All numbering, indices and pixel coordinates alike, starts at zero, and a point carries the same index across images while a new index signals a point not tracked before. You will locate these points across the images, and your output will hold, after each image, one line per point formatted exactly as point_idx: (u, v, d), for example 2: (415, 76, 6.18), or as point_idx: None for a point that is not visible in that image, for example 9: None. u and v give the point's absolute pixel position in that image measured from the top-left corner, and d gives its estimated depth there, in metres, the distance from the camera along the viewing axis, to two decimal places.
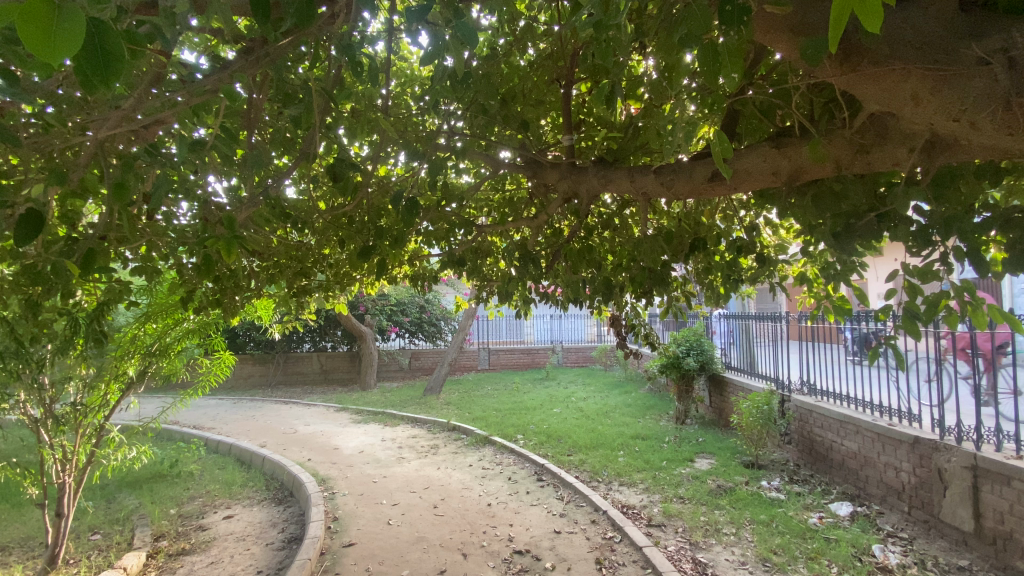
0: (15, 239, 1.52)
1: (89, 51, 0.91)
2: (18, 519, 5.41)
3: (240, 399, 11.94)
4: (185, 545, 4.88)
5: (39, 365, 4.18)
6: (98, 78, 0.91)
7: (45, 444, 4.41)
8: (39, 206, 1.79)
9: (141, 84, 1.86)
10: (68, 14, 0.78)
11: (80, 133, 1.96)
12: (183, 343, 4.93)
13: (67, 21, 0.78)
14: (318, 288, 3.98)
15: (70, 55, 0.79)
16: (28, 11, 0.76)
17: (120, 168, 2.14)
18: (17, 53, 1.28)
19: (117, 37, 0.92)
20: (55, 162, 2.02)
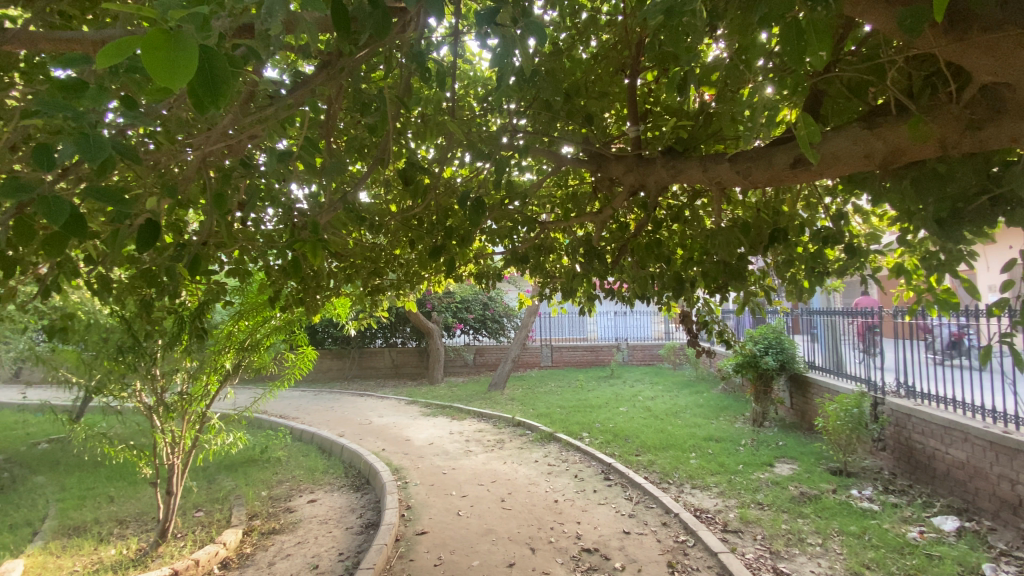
0: (138, 246, 1.71)
1: (202, 77, 1.00)
2: (135, 496, 6.11)
3: (320, 391, 12.74)
4: (275, 525, 5.27)
5: (152, 359, 4.69)
6: (208, 98, 1.00)
7: (158, 430, 4.92)
8: (155, 216, 2.01)
9: (237, 102, 2.03)
10: (184, 43, 0.87)
11: (183, 150, 2.17)
12: (271, 339, 5.35)
13: (182, 47, 0.87)
14: (390, 288, 4.17)
15: (186, 81, 0.87)
16: (152, 43, 0.85)
17: (220, 179, 2.35)
18: (138, 82, 1.44)
19: (223, 61, 1.01)
20: (166, 177, 2.25)
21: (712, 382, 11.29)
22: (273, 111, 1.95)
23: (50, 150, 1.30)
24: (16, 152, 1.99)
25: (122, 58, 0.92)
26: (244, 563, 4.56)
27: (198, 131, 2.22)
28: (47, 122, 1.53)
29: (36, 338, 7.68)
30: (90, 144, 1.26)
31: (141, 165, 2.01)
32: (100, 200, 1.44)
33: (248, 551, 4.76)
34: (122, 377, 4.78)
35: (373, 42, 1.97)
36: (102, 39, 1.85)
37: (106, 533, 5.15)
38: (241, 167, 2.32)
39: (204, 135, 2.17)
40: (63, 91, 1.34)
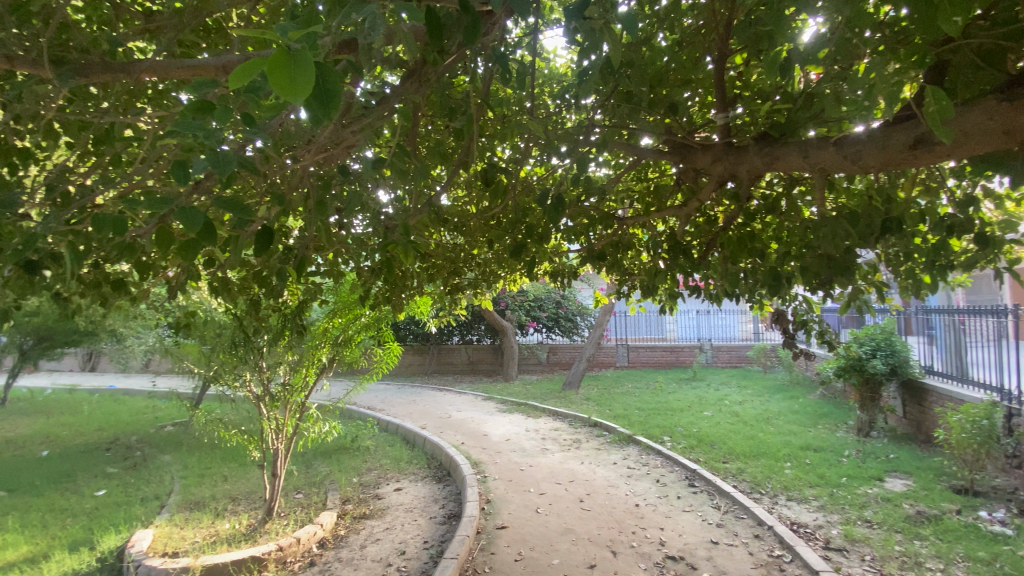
0: (257, 251, 1.88)
1: (318, 91, 1.08)
2: (244, 476, 6.77)
3: (401, 386, 13.37)
4: (366, 510, 5.61)
5: (259, 352, 5.17)
6: (323, 111, 1.08)
7: (265, 417, 5.39)
8: (267, 222, 2.20)
9: (336, 115, 2.18)
10: (301, 62, 0.94)
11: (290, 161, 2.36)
12: (361, 335, 5.69)
13: (302, 66, 0.94)
14: (470, 287, 4.27)
15: (306, 97, 0.94)
16: (276, 64, 0.93)
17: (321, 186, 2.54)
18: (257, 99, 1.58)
19: (334, 75, 1.08)
20: (275, 186, 2.47)
21: (808, 387, 10.42)
22: (368, 121, 2.07)
23: (187, 164, 1.44)
24: (154, 169, 2.29)
25: (252, 79, 1.01)
26: (340, 543, 4.89)
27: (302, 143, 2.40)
28: (182, 140, 1.72)
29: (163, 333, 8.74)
30: (219, 159, 1.39)
31: (257, 176, 2.22)
32: (227, 210, 1.59)
33: (342, 532, 5.10)
34: (235, 368, 5.32)
35: (459, 47, 2.02)
36: (222, 64, 2.06)
37: (221, 509, 5.75)
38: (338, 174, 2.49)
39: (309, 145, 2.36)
40: (197, 112, 1.50)
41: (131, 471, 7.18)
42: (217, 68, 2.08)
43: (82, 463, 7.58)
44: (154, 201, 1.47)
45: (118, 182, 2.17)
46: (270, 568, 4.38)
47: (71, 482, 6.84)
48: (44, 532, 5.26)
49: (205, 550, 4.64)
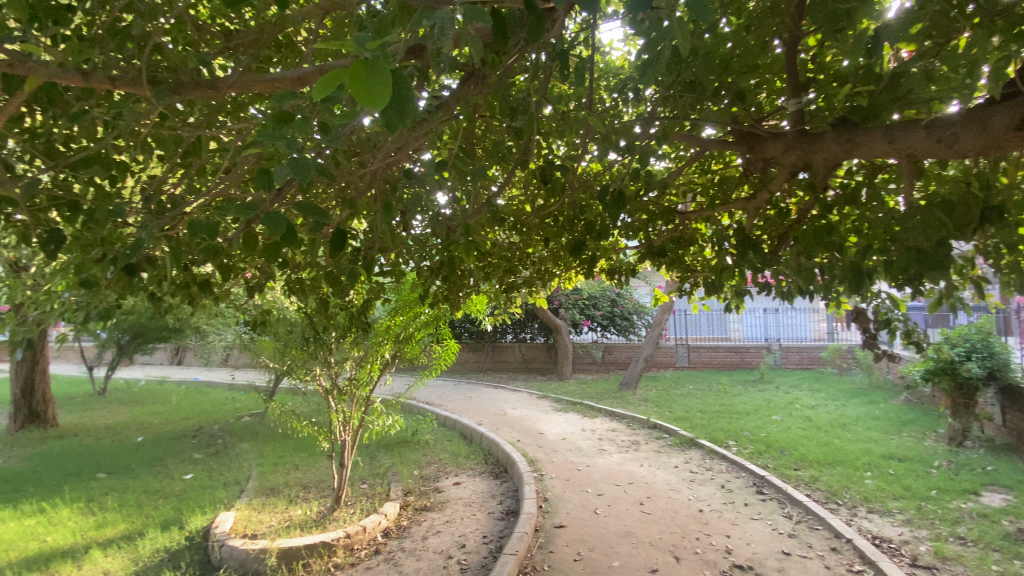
0: (332, 253, 1.98)
1: (394, 99, 1.13)
2: (313, 465, 7.15)
3: (457, 383, 13.63)
4: (427, 502, 5.77)
5: (327, 348, 5.45)
6: (398, 117, 1.12)
7: (333, 409, 5.67)
8: (338, 225, 2.31)
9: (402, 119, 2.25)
10: (380, 72, 0.98)
11: (357, 166, 2.46)
12: (421, 333, 5.86)
13: (380, 74, 0.98)
14: (526, 286, 4.28)
15: (384, 104, 0.98)
16: (356, 75, 0.97)
17: (386, 189, 2.63)
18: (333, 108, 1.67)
19: (409, 81, 1.12)
20: (344, 191, 2.59)
21: (890, 392, 9.64)
22: (431, 124, 2.13)
23: (270, 172, 1.53)
24: (236, 178, 2.46)
25: (333, 89, 1.07)
26: (403, 533, 5.06)
27: (369, 147, 2.50)
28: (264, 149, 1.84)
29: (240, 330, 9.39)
30: (298, 165, 1.46)
31: (328, 182, 2.33)
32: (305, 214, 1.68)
33: (405, 523, 5.27)
34: (306, 363, 5.63)
35: (521, 47, 2.05)
36: (297, 76, 2.19)
37: (294, 495, 6.11)
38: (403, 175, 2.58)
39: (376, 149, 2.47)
40: (278, 122, 1.59)
41: (214, 457, 7.78)
42: (293, 80, 2.21)
43: (173, 449, 8.30)
44: (241, 206, 1.58)
45: (206, 191, 2.36)
46: (339, 554, 4.60)
47: (163, 465, 7.50)
48: (142, 510, 5.80)
49: (280, 534, 4.95)
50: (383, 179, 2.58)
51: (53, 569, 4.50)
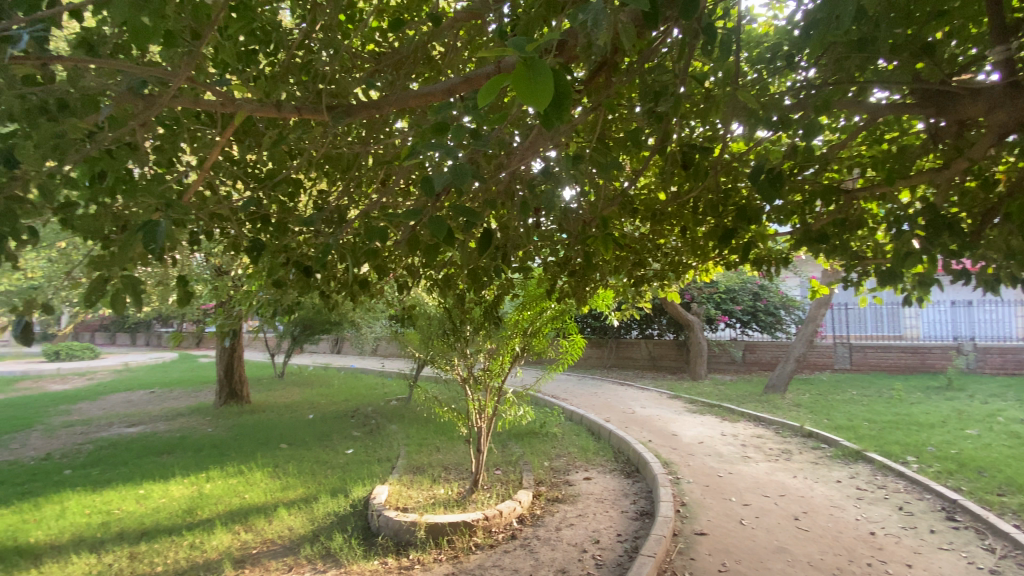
0: (480, 251, 2.08)
1: (552, 95, 1.15)
2: (451, 450, 7.67)
3: (585, 378, 13.58)
4: (559, 494, 5.86)
5: (464, 340, 5.80)
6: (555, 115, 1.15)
7: (470, 397, 6.02)
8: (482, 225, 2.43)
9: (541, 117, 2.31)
10: (540, 69, 1.01)
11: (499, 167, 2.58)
12: (548, 327, 5.96)
13: (540, 75, 1.01)
14: (659, 279, 4.10)
15: (546, 102, 1.01)
16: (519, 76, 1.01)
17: (524, 188, 2.72)
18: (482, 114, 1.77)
19: (565, 77, 1.14)
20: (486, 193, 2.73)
21: None
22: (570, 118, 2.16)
23: (429, 178, 1.65)
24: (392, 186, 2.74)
25: (496, 93, 1.12)
26: (537, 522, 5.20)
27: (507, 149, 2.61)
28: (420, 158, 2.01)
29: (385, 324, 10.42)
30: (457, 171, 1.55)
31: (473, 186, 2.48)
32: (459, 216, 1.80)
33: (539, 512, 5.41)
34: (445, 354, 6.04)
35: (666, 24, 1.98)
36: (447, 88, 2.37)
37: (437, 475, 6.63)
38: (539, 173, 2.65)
39: (515, 149, 2.56)
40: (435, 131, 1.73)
41: (368, 436, 8.76)
42: (445, 91, 2.39)
43: (336, 426, 9.52)
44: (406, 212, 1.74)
45: (370, 201, 2.65)
46: (479, 534, 4.87)
47: (330, 440, 8.64)
48: (315, 478, 6.74)
49: (427, 509, 5.42)
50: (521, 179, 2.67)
51: (255, 520, 5.47)
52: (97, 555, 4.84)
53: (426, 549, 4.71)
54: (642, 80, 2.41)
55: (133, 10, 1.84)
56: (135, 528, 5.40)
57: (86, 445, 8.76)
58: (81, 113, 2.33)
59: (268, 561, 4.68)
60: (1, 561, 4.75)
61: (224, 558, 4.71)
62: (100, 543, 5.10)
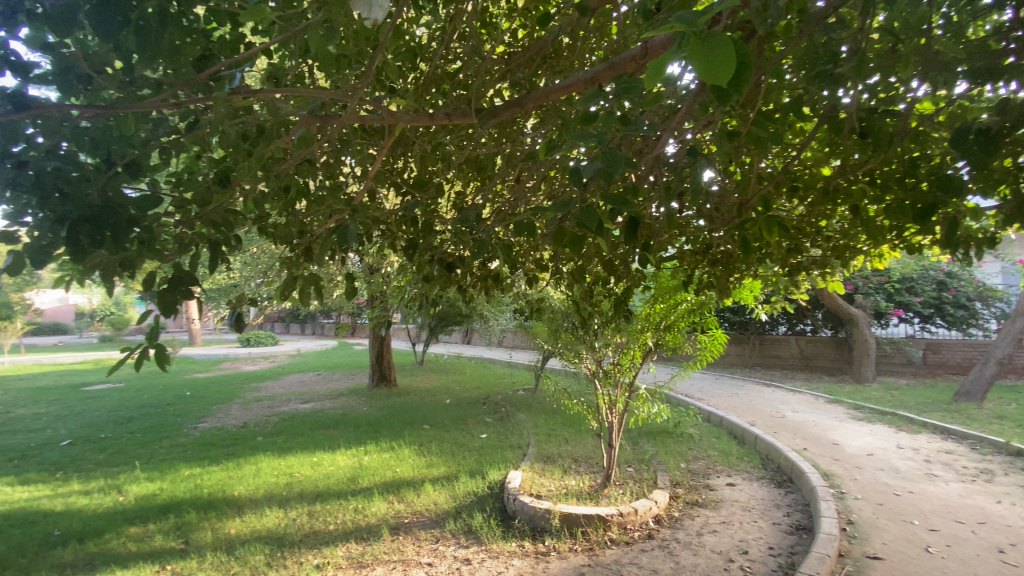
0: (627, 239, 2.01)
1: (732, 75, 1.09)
2: (581, 443, 7.66)
3: (722, 377, 12.60)
4: (698, 498, 5.54)
5: (594, 334, 5.69)
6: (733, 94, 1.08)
7: (600, 391, 5.91)
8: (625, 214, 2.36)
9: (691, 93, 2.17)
10: (717, 42, 0.94)
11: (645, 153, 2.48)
12: (684, 322, 5.62)
13: (717, 48, 0.94)
14: (815, 266, 3.64)
15: (726, 78, 0.94)
16: (692, 55, 0.96)
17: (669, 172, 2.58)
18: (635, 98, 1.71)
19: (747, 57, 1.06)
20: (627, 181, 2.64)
21: None
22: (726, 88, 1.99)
23: (580, 169, 1.64)
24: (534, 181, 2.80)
25: (666, 73, 1.08)
26: (675, 524, 4.97)
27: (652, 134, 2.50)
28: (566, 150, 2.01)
29: (513, 317, 10.73)
30: (611, 159, 1.51)
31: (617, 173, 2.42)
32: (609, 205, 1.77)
33: (677, 515, 5.17)
34: (574, 347, 5.99)
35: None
36: (591, 76, 2.35)
37: (568, 466, 6.68)
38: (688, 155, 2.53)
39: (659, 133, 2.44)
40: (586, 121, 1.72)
41: (500, 423, 9.17)
42: (588, 79, 2.37)
43: (470, 412, 10.12)
44: (556, 204, 1.72)
45: (513, 196, 2.74)
46: (614, 530, 4.81)
47: (465, 424, 9.22)
48: (455, 459, 7.23)
49: (560, 499, 5.49)
50: (664, 166, 2.57)
51: (406, 492, 6.05)
52: (284, 510, 5.76)
53: (562, 538, 4.78)
54: (810, 41, 2.12)
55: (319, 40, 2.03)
56: (311, 490, 6.31)
57: (273, 417, 10.44)
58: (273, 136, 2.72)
59: (418, 531, 5.14)
60: (219, 507, 5.88)
61: (382, 524, 5.29)
62: (286, 500, 6.05)
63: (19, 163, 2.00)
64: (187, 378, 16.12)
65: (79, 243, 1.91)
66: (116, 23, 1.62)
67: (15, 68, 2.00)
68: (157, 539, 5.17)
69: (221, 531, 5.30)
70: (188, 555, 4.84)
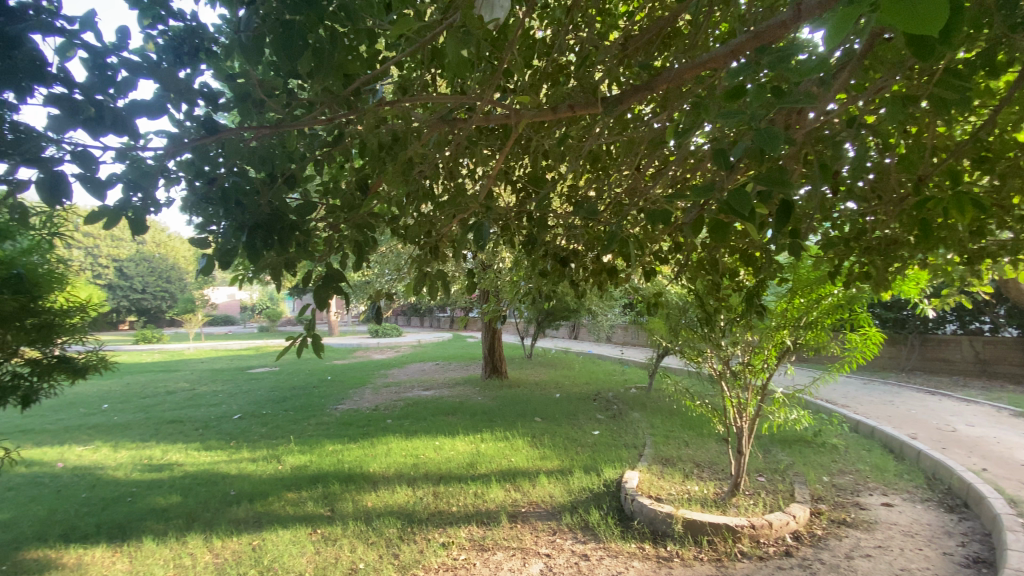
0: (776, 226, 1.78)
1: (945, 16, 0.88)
2: (703, 447, 7.21)
3: (872, 382, 11.05)
4: (846, 516, 4.92)
5: (721, 330, 5.25)
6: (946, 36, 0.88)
7: (727, 394, 5.45)
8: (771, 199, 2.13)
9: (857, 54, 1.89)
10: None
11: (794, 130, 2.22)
12: (829, 319, 5.01)
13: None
14: (1005, 251, 3.07)
15: (937, 25, 0.77)
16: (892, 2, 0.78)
17: (823, 149, 2.29)
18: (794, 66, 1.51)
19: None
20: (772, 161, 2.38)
21: None
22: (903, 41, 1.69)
23: (725, 150, 1.52)
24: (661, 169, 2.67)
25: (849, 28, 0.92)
26: (818, 544, 4.47)
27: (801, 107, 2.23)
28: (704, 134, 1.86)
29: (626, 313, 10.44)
30: (766, 136, 1.39)
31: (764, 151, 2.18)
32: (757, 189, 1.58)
33: (820, 533, 4.64)
34: (698, 344, 5.60)
35: None
36: (731, 50, 2.16)
37: (689, 470, 6.33)
38: (846, 128, 2.24)
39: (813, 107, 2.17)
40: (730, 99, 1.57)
41: (613, 420, 8.99)
42: (728, 53, 2.18)
43: (582, 407, 10.06)
44: (696, 190, 1.59)
45: (639, 183, 2.62)
46: (745, 542, 4.46)
47: (578, 419, 9.19)
48: (569, 453, 7.24)
49: (683, 504, 5.23)
50: (814, 143, 2.28)
51: (522, 481, 6.21)
52: (413, 488, 6.23)
53: (685, 545, 4.55)
54: None
55: (460, 43, 2.08)
56: (435, 471, 6.76)
57: (399, 401, 11.34)
58: (407, 142, 2.91)
59: (535, 521, 5.24)
60: (358, 481, 6.54)
61: (501, 510, 5.48)
62: (414, 479, 6.54)
63: (208, 181, 2.38)
64: (327, 364, 18.12)
65: (254, 245, 2.21)
66: (300, 45, 1.64)
67: (207, 98, 2.41)
68: (309, 505, 5.90)
69: (360, 503, 5.88)
70: (334, 522, 5.45)
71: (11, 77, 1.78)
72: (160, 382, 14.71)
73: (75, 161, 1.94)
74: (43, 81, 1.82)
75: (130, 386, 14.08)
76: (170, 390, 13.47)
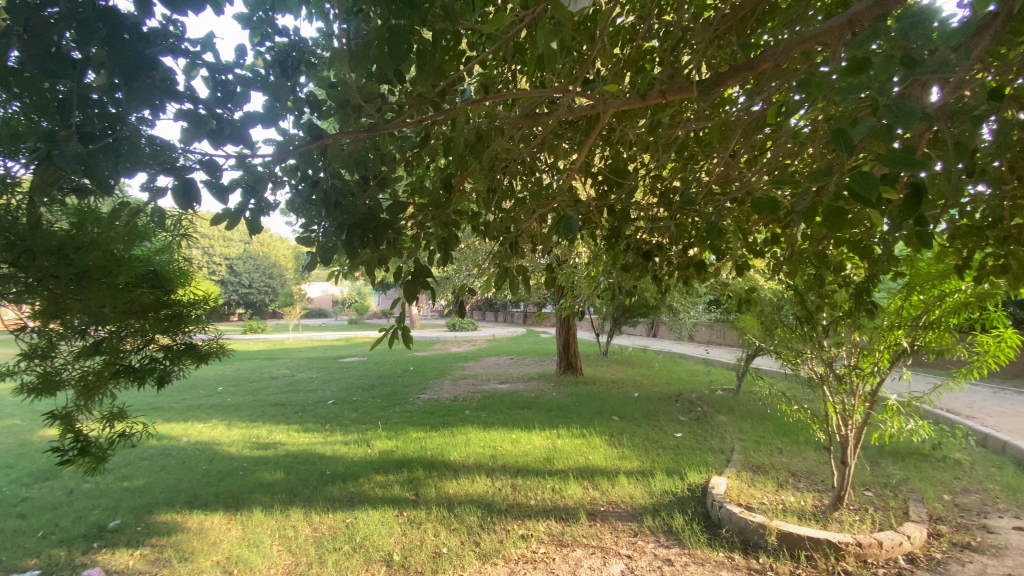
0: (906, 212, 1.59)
1: None
2: (799, 456, 6.67)
3: (1005, 391, 9.64)
4: (971, 540, 4.35)
5: (823, 330, 4.77)
6: None
7: (830, 399, 4.98)
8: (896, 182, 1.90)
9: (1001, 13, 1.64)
10: None
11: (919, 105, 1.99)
12: (955, 318, 4.42)
13: None
14: None
15: None
16: None
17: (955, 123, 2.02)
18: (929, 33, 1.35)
19: None
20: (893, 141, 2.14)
21: None
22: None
23: (845, 129, 1.39)
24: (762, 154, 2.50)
25: None
26: (938, 568, 3.99)
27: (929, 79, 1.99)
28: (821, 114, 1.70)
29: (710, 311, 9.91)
30: (900, 110, 1.27)
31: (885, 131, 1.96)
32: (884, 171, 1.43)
33: (940, 557, 4.13)
34: (796, 345, 5.13)
35: None
36: (847, 20, 1.98)
37: (783, 480, 5.89)
38: (983, 99, 1.98)
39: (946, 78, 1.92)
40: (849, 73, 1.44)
41: (696, 423, 8.59)
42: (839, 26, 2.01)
43: (663, 407, 9.72)
44: (811, 174, 1.47)
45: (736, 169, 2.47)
46: (850, 561, 4.09)
47: (658, 420, 8.90)
48: (649, 454, 7.03)
49: (777, 515, 4.88)
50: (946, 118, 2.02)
51: (600, 479, 6.13)
52: (491, 478, 6.38)
53: (780, 559, 4.25)
54: None
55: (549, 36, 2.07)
56: (513, 464, 6.87)
57: (477, 394, 11.63)
58: (490, 138, 2.97)
59: (615, 522, 5.14)
60: (440, 468, 6.81)
61: (580, 507, 5.45)
62: (493, 470, 6.69)
63: (311, 184, 2.58)
64: (410, 356, 19.00)
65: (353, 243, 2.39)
66: (405, 50, 1.74)
67: (314, 105, 2.65)
68: (395, 488, 6.24)
69: (442, 489, 6.12)
70: (419, 506, 5.72)
71: (151, 96, 1.91)
72: (265, 369, 16.23)
73: (202, 169, 2.19)
74: (175, 97, 2.00)
75: (241, 372, 15.67)
76: (273, 377, 14.82)
